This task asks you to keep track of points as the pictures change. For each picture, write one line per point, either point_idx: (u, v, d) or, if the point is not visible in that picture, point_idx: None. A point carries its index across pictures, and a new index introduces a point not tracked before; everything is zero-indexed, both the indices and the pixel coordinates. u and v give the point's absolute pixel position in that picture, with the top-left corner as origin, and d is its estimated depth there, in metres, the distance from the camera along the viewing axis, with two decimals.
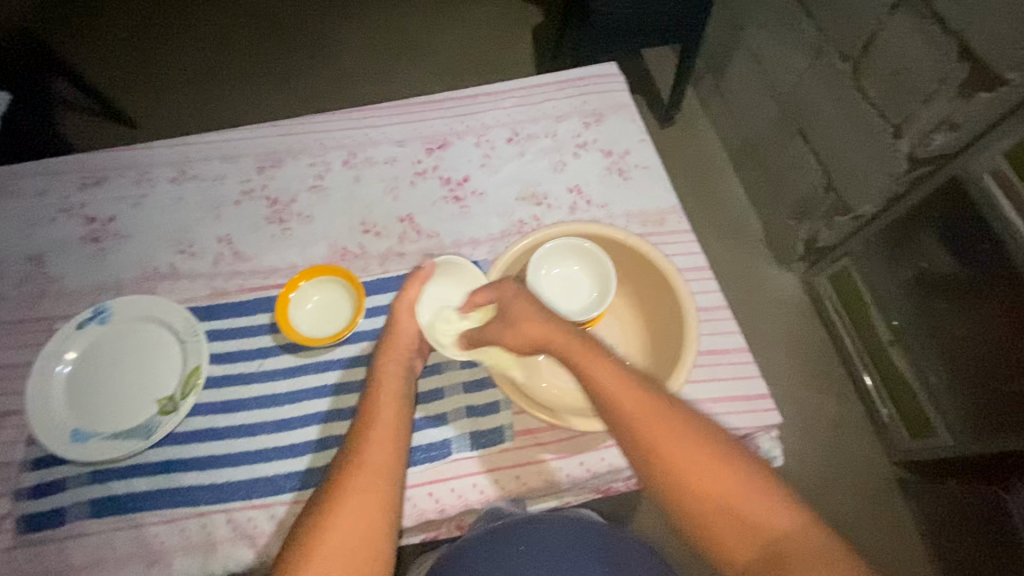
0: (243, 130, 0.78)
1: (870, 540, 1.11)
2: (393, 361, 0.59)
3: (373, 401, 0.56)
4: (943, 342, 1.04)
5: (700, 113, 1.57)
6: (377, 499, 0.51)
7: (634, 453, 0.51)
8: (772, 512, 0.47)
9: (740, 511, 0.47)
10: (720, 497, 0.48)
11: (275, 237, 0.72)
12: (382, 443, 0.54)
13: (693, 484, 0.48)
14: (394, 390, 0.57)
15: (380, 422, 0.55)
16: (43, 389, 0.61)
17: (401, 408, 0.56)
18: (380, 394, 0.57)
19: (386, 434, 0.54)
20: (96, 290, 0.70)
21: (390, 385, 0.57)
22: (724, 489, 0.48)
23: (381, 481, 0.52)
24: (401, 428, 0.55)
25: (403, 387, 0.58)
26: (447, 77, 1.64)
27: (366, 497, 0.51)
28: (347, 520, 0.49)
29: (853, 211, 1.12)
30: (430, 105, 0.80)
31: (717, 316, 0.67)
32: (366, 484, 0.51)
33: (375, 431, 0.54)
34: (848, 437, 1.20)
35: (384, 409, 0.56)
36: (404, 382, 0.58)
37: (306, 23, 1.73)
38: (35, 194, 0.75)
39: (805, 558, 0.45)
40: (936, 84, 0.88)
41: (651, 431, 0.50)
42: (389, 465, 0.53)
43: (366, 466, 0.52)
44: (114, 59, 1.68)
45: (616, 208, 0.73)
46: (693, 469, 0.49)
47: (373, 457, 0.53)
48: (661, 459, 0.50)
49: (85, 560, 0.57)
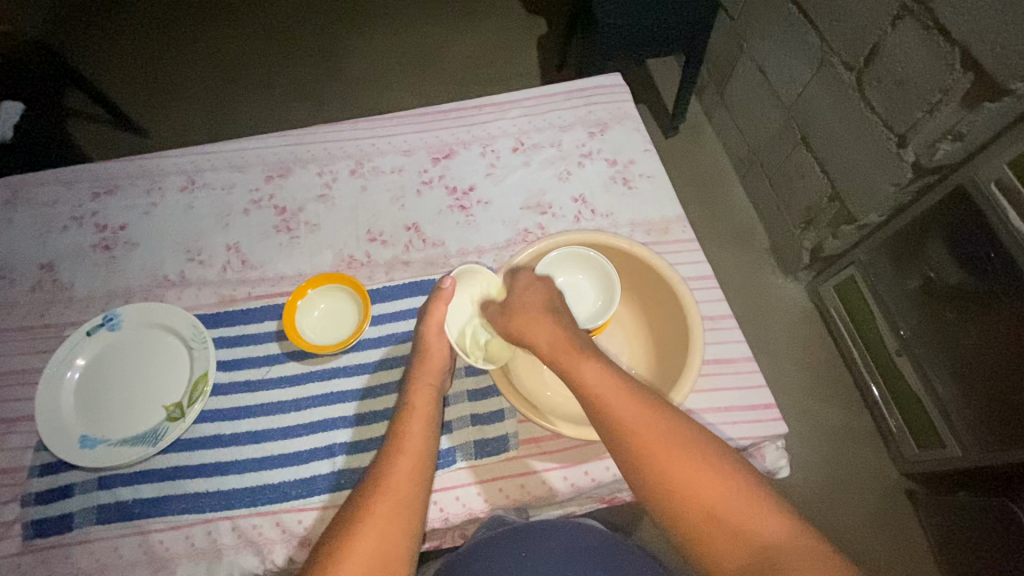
0: (252, 139, 0.79)
1: (877, 553, 1.10)
2: (425, 385, 0.59)
3: (403, 425, 0.56)
4: (954, 351, 1.03)
5: (704, 122, 1.57)
6: (398, 528, 0.51)
7: (624, 461, 0.51)
8: (760, 516, 0.47)
9: (727, 515, 0.47)
10: (708, 501, 0.48)
11: (283, 245, 0.73)
12: (408, 469, 0.54)
13: (682, 490, 0.49)
14: (424, 416, 0.57)
15: (409, 447, 0.55)
16: (52, 394, 0.62)
17: (429, 434, 0.56)
18: (410, 417, 0.57)
19: (412, 461, 0.54)
20: (105, 297, 0.71)
21: (421, 409, 0.57)
22: (712, 494, 0.48)
23: (405, 509, 0.52)
24: (428, 454, 0.55)
25: (432, 413, 0.58)
26: (452, 87, 1.66)
27: (389, 524, 0.51)
28: (369, 545, 0.49)
29: (859, 220, 1.12)
30: (436, 115, 0.81)
31: (723, 325, 0.67)
32: (390, 510, 0.51)
33: (403, 457, 0.54)
34: (855, 447, 1.19)
35: (414, 435, 0.56)
36: (434, 407, 0.58)
37: (313, 34, 1.76)
38: (48, 203, 0.76)
39: (794, 561, 0.45)
40: (940, 95, 0.88)
41: (642, 439, 0.50)
42: (414, 492, 0.53)
43: (391, 493, 0.52)
44: (125, 69, 1.70)
45: (620, 217, 0.73)
46: (681, 474, 0.49)
47: (399, 484, 0.53)
48: (650, 464, 0.50)
49: (91, 567, 0.57)
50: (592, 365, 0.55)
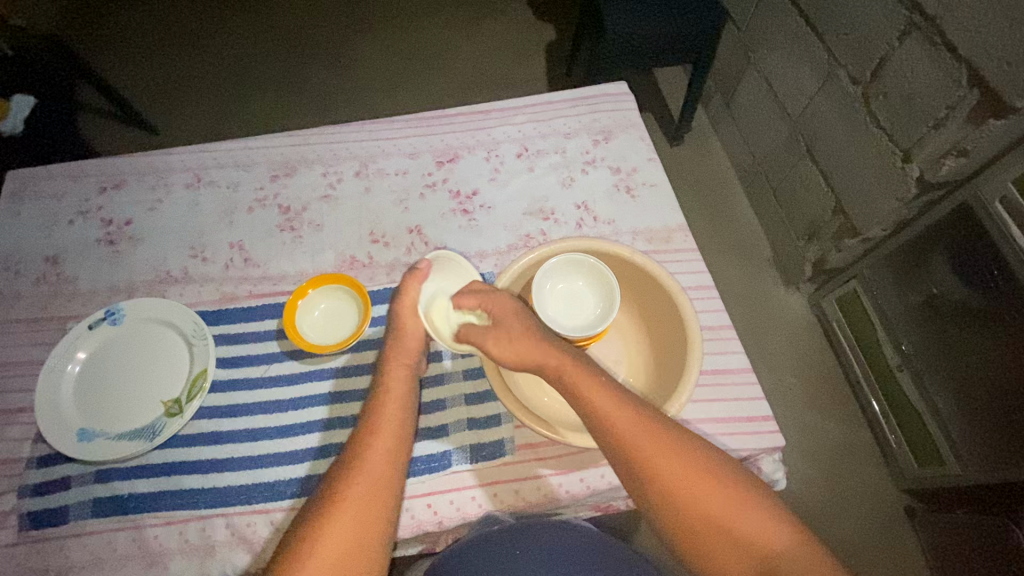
0: (258, 139, 0.80)
1: (873, 566, 1.10)
2: (400, 365, 0.59)
3: (378, 407, 0.56)
4: (956, 370, 1.01)
5: (710, 131, 1.58)
6: (375, 510, 0.51)
7: (630, 476, 0.52)
8: (764, 528, 0.48)
9: (733, 528, 0.48)
10: (714, 513, 0.49)
11: (286, 244, 0.73)
12: (384, 452, 0.54)
13: (689, 500, 0.49)
14: (400, 398, 0.57)
15: (383, 430, 0.55)
16: (52, 387, 0.62)
17: (405, 414, 0.57)
18: (386, 399, 0.57)
19: (388, 443, 0.54)
20: (108, 291, 0.72)
21: (396, 391, 0.57)
22: (717, 506, 0.49)
23: (382, 492, 0.52)
24: (404, 434, 0.56)
25: (408, 393, 0.58)
26: (461, 92, 1.67)
27: (367, 504, 0.51)
28: (345, 526, 0.50)
29: (862, 233, 1.12)
30: (442, 119, 0.81)
31: (722, 335, 0.67)
32: (365, 494, 0.51)
33: (379, 439, 0.54)
34: (855, 461, 1.19)
35: (389, 417, 0.56)
36: (410, 388, 0.58)
37: (325, 35, 1.77)
38: (55, 197, 0.77)
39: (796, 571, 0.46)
40: (946, 111, 0.88)
41: (648, 454, 0.51)
42: (389, 475, 0.53)
43: (366, 476, 0.52)
44: (137, 67, 1.72)
45: (622, 224, 0.73)
46: (687, 488, 0.50)
47: (373, 465, 0.53)
48: (654, 478, 0.50)
49: (85, 560, 0.57)
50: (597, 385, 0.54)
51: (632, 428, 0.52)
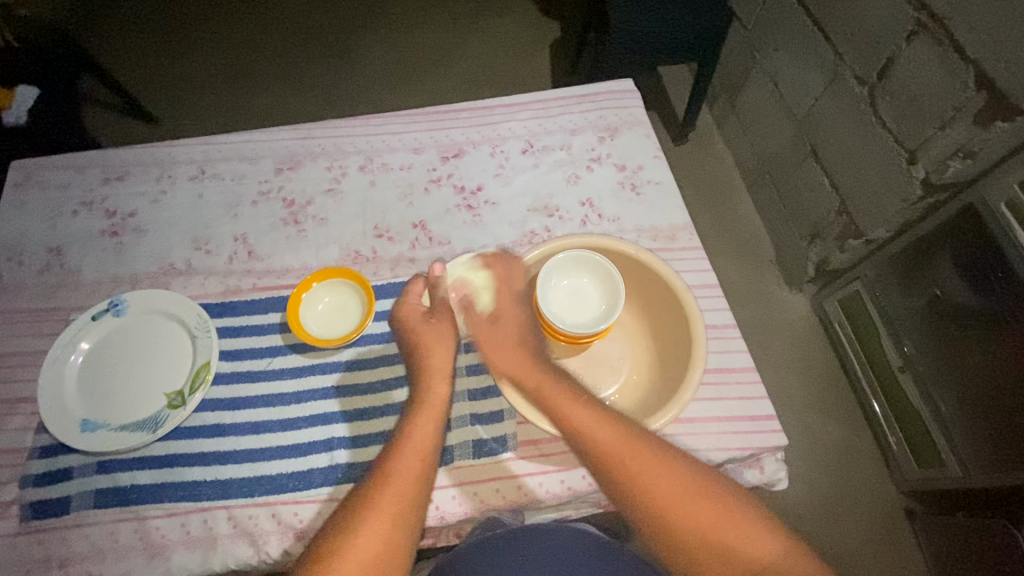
0: (263, 131, 0.80)
1: (871, 567, 1.10)
2: (438, 386, 0.59)
3: (411, 424, 0.57)
4: (959, 372, 1.01)
5: (714, 130, 1.58)
6: (401, 524, 0.51)
7: (618, 491, 0.53)
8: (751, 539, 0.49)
9: (722, 539, 0.50)
10: (702, 526, 0.50)
11: (290, 238, 0.73)
12: (416, 467, 0.54)
13: (680, 523, 0.50)
14: (434, 415, 0.58)
15: (416, 445, 0.55)
16: (55, 377, 0.62)
17: (438, 432, 0.57)
18: (420, 416, 0.57)
19: (420, 458, 0.54)
20: (112, 282, 0.71)
21: (432, 409, 0.58)
22: (706, 518, 0.50)
23: (409, 508, 0.52)
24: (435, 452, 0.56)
25: (442, 412, 0.58)
26: (464, 88, 1.66)
27: (395, 518, 0.51)
28: (372, 540, 0.49)
29: (866, 234, 1.12)
30: (448, 114, 0.81)
31: (727, 334, 0.67)
32: (393, 506, 0.51)
33: (412, 453, 0.54)
34: (855, 462, 1.19)
35: (422, 433, 0.56)
36: (445, 407, 0.59)
37: (328, 31, 1.76)
38: (59, 187, 0.77)
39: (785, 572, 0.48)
40: (953, 112, 0.88)
41: (635, 468, 0.52)
42: (417, 490, 0.53)
43: (396, 489, 0.52)
44: (140, 58, 1.71)
45: (627, 222, 0.73)
46: (676, 502, 0.51)
47: (405, 479, 0.53)
48: (642, 491, 0.52)
49: (86, 550, 0.57)
50: (583, 409, 0.55)
51: (621, 447, 0.53)
